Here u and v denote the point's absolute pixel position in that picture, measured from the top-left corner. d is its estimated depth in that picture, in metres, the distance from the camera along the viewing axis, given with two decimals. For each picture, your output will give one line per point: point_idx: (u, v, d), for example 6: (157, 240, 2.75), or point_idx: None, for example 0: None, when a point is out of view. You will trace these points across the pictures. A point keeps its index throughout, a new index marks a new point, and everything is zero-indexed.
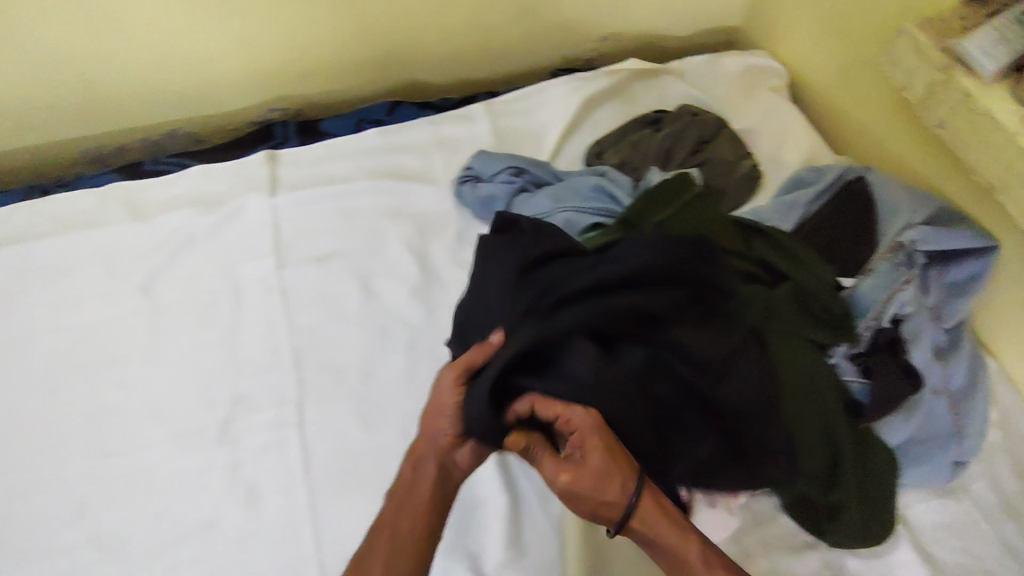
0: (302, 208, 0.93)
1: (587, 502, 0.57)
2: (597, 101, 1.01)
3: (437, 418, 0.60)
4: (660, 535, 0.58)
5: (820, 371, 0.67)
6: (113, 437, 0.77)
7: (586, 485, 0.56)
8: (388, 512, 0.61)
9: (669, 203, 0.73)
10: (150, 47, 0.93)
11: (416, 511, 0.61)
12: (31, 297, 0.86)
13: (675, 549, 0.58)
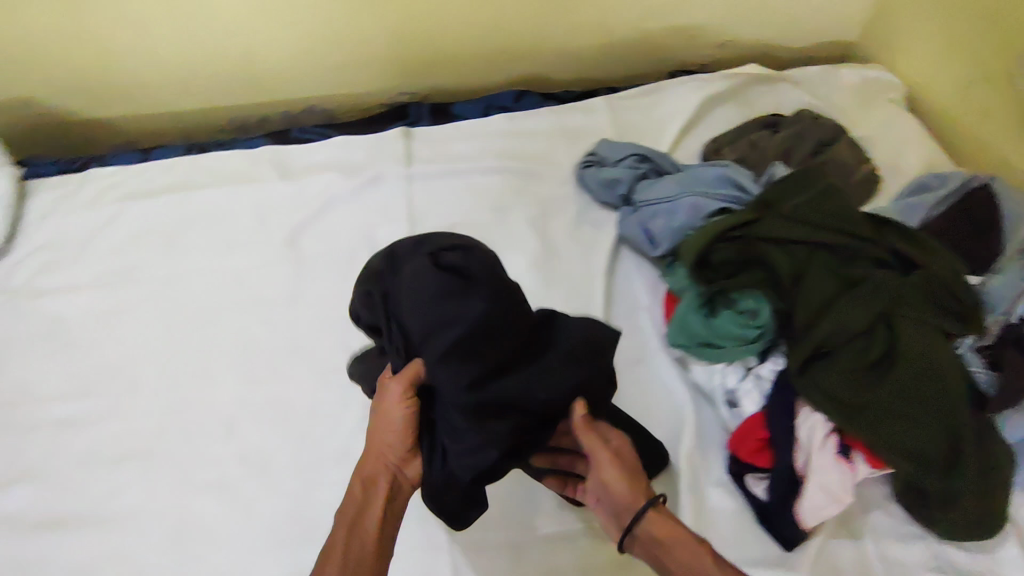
0: (433, 181, 1.00)
1: (622, 485, 0.63)
2: (715, 102, 1.05)
3: (380, 437, 0.63)
4: (668, 532, 0.61)
5: (946, 357, 0.69)
6: (261, 369, 0.85)
7: (628, 472, 0.64)
8: (341, 534, 0.61)
9: (801, 191, 0.78)
10: (297, 27, 1.03)
11: (365, 534, 0.62)
12: (188, 238, 0.94)
13: (681, 548, 0.60)
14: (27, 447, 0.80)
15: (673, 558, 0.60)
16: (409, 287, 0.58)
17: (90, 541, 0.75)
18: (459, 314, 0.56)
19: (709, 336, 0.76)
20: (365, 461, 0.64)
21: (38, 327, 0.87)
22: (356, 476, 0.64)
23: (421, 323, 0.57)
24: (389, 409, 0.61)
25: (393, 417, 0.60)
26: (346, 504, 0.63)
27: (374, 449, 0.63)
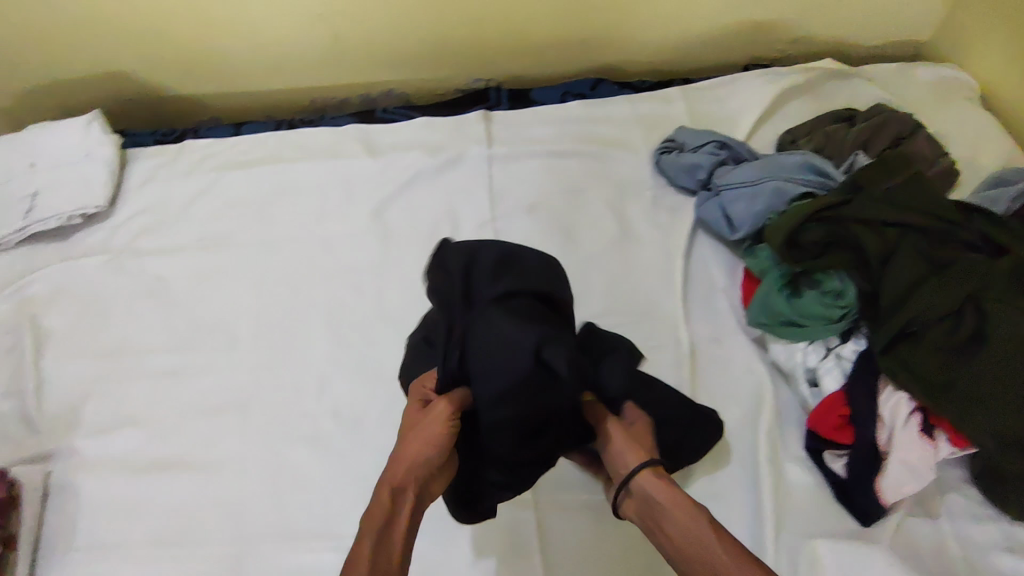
0: (513, 162, 1.03)
1: (622, 446, 0.64)
2: (789, 96, 1.07)
3: (415, 446, 0.60)
4: (663, 490, 0.61)
5: None
6: (351, 333, 0.88)
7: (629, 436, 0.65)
8: (366, 539, 0.56)
9: (892, 175, 0.80)
10: (386, 15, 1.06)
11: (393, 542, 0.57)
12: (279, 209, 0.99)
13: (675, 506, 0.59)
14: (131, 395, 0.84)
15: (665, 515, 0.59)
16: (488, 332, 0.59)
17: (191, 485, 0.79)
18: (531, 370, 0.58)
19: (792, 315, 0.78)
20: (391, 470, 0.60)
21: (140, 286, 0.92)
22: (382, 484, 0.60)
23: (492, 373, 0.58)
24: (433, 420, 0.61)
25: (437, 428, 0.60)
26: (373, 508, 0.58)
27: (410, 458, 0.60)
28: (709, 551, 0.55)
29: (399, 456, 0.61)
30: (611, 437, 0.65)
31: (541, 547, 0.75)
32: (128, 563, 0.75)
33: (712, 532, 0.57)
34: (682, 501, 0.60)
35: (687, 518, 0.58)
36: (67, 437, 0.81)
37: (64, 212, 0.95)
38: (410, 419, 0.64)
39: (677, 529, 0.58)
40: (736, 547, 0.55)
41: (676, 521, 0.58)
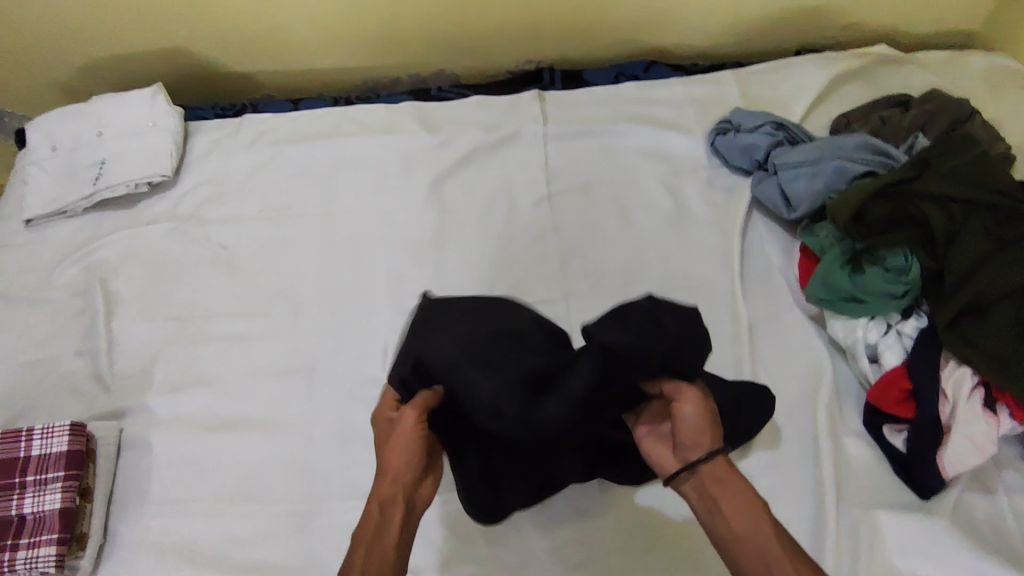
0: (568, 141, 1.04)
1: (696, 422, 0.59)
2: (842, 80, 1.08)
3: (390, 458, 0.60)
4: (733, 476, 0.57)
5: None
6: (412, 303, 0.90)
7: (703, 411, 0.60)
8: (361, 548, 0.56)
9: (960, 152, 0.80)
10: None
11: (387, 547, 0.56)
12: (339, 181, 1.01)
13: (743, 495, 0.56)
14: (201, 358, 0.86)
15: (732, 501, 0.56)
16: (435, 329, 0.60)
17: (258, 444, 0.80)
18: (495, 403, 0.55)
19: (853, 291, 0.80)
20: (377, 484, 0.60)
21: (206, 253, 0.94)
22: (371, 498, 0.59)
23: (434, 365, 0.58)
24: (400, 429, 0.60)
25: (404, 437, 0.59)
26: (363, 521, 0.58)
27: (385, 468, 0.59)
28: (774, 553, 0.52)
29: (382, 470, 0.60)
30: (684, 410, 0.59)
31: (602, 512, 0.76)
32: (199, 516, 0.76)
33: (778, 532, 0.54)
34: (750, 491, 0.56)
35: (755, 511, 0.55)
36: (138, 396, 0.84)
37: (132, 179, 0.97)
38: (382, 434, 0.64)
39: (746, 521, 0.54)
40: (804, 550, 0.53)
41: (743, 510, 0.55)
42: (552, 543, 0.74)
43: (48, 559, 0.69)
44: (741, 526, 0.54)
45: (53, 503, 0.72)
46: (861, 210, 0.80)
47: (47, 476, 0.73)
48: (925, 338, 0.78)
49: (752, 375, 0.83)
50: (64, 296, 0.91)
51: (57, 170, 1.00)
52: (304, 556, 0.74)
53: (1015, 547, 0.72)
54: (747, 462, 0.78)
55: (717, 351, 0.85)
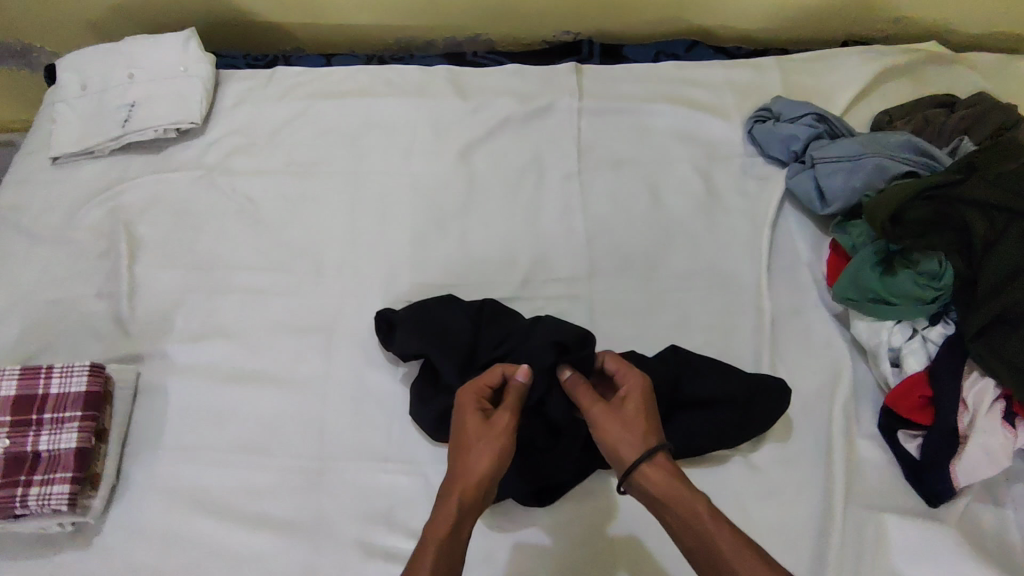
0: (603, 118, 1.02)
1: (616, 434, 0.63)
2: (888, 76, 1.05)
3: (481, 463, 0.61)
4: (672, 484, 0.59)
5: None
6: (433, 271, 0.90)
7: (614, 421, 0.63)
8: (435, 550, 0.57)
9: (1011, 159, 0.78)
10: None
11: (453, 555, 0.57)
12: (368, 141, 0.99)
13: (683, 505, 0.58)
14: (221, 308, 0.87)
15: (672, 513, 0.58)
16: (448, 320, 0.78)
17: (274, 399, 0.81)
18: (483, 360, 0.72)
19: (883, 292, 0.79)
20: (457, 484, 0.60)
21: (230, 204, 0.94)
22: (451, 498, 0.59)
23: (443, 345, 0.76)
24: (497, 439, 0.62)
25: (496, 445, 0.62)
26: (439, 521, 0.58)
27: (471, 472, 0.61)
28: (720, 549, 0.56)
29: (463, 470, 0.61)
30: (603, 430, 0.64)
31: (609, 493, 0.76)
32: (212, 465, 0.77)
33: (719, 537, 0.56)
34: (689, 496, 0.58)
35: (695, 520, 0.57)
36: (158, 342, 0.84)
37: (161, 124, 0.96)
38: (469, 424, 0.64)
39: (689, 532, 0.57)
40: (753, 554, 0.55)
41: (684, 520, 0.58)
42: (557, 519, 0.75)
43: (61, 498, 0.70)
44: (683, 526, 0.58)
45: (69, 443, 0.73)
46: (898, 209, 0.78)
47: (64, 414, 0.74)
48: (949, 346, 0.77)
49: (771, 369, 0.82)
50: (88, 237, 0.92)
51: (85, 109, 0.99)
52: (313, 512, 0.75)
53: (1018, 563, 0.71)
54: (759, 454, 0.78)
55: (737, 343, 0.85)
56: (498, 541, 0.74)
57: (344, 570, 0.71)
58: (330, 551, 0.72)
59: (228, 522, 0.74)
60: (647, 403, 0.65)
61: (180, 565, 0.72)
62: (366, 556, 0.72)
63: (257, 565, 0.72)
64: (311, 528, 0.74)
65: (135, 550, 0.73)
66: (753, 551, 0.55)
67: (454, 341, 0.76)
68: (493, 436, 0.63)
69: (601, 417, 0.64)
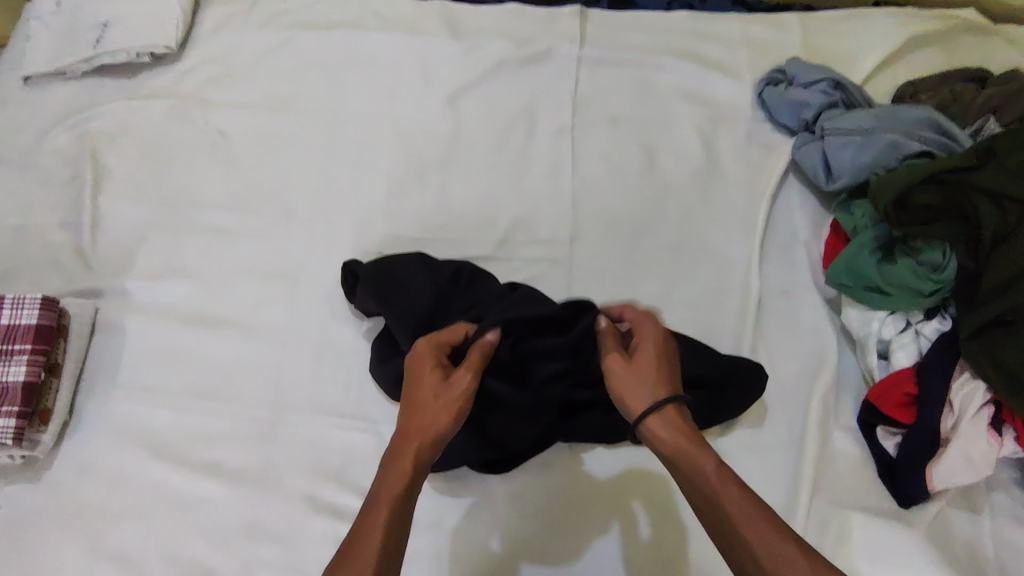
0: (603, 69, 0.95)
1: (632, 386, 0.60)
2: (919, 43, 0.96)
3: (432, 418, 0.58)
4: (684, 443, 0.56)
5: None
6: (407, 222, 0.85)
7: (625, 371, 0.61)
8: (387, 508, 0.53)
9: None
10: None
11: (408, 511, 0.54)
12: (351, 78, 0.94)
13: (688, 462, 0.55)
14: (186, 247, 0.84)
15: (680, 469, 0.56)
16: (412, 278, 0.75)
17: (232, 344, 0.79)
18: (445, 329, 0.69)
19: (878, 279, 0.74)
20: (410, 438, 0.57)
21: (203, 138, 0.90)
22: (407, 450, 0.56)
23: (405, 304, 0.72)
24: (456, 394, 0.59)
25: (455, 395, 0.59)
26: (395, 472, 0.55)
27: (426, 431, 0.58)
28: (723, 508, 0.52)
29: (420, 423, 0.58)
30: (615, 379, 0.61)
31: (568, 467, 0.73)
32: (164, 407, 0.76)
33: (721, 496, 0.53)
34: (701, 454, 0.55)
35: (704, 480, 0.54)
36: (120, 278, 0.82)
37: (133, 47, 0.92)
38: (428, 380, 0.60)
39: (699, 492, 0.54)
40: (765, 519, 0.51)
41: (691, 479, 0.55)
42: (511, 489, 0.72)
43: (6, 431, 0.70)
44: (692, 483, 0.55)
45: (16, 376, 0.72)
46: (904, 192, 0.72)
47: (14, 346, 0.73)
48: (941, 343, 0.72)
49: (751, 351, 0.78)
50: (55, 162, 0.89)
51: (58, 25, 0.95)
52: (263, 462, 0.73)
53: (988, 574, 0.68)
54: (728, 439, 0.75)
55: (719, 321, 0.80)
56: (448, 507, 0.72)
57: (288, 524, 0.70)
58: (276, 504, 0.71)
59: (177, 466, 0.73)
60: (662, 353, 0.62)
61: (126, 505, 0.71)
62: (311, 511, 0.70)
63: (201, 512, 0.71)
64: (258, 478, 0.72)
65: (83, 486, 0.72)
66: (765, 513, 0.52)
67: (416, 300, 0.73)
68: (452, 391, 0.59)
69: (614, 365, 0.62)
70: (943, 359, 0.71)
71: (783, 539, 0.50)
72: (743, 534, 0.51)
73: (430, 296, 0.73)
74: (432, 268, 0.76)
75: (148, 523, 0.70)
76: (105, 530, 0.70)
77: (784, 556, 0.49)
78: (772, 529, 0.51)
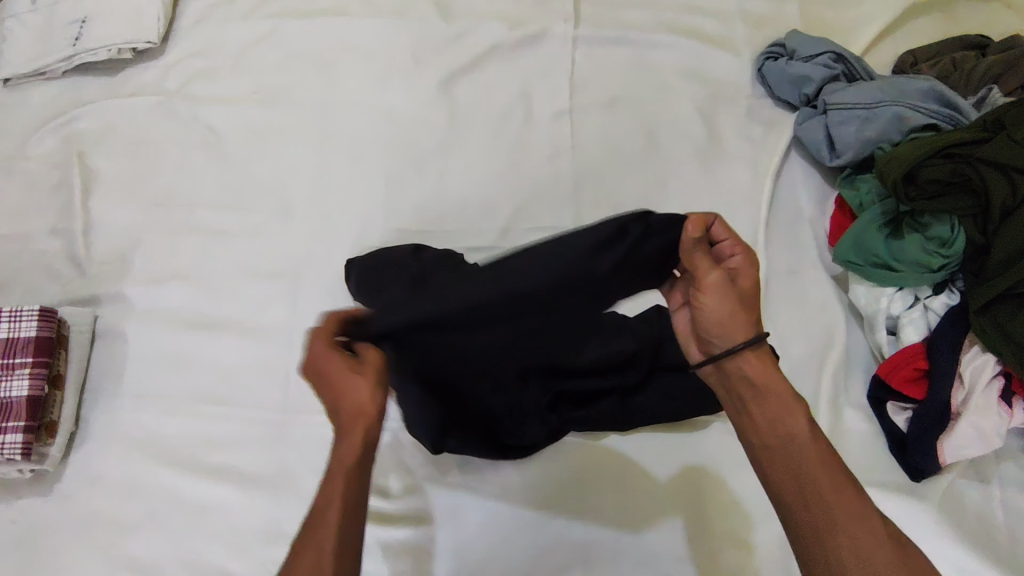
0: (599, 49, 0.93)
1: (722, 314, 0.54)
2: (915, 12, 0.95)
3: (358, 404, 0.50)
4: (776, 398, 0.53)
5: None
6: (408, 213, 0.84)
7: (723, 300, 0.54)
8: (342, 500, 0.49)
9: None
10: None
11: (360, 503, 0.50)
12: (341, 67, 0.91)
13: (783, 423, 0.52)
14: (182, 249, 0.82)
15: (774, 430, 0.52)
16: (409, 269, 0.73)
17: (236, 347, 0.77)
18: None
19: (886, 255, 0.74)
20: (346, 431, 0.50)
21: (192, 135, 0.88)
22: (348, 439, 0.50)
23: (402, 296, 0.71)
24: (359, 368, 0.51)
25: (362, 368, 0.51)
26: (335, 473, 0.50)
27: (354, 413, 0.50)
28: (817, 482, 0.49)
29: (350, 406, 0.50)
30: (713, 302, 0.54)
31: (585, 458, 0.73)
32: (171, 414, 0.75)
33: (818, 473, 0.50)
34: (798, 420, 0.52)
35: (802, 449, 0.51)
36: (117, 283, 0.81)
37: (114, 44, 0.89)
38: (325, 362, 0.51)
39: (778, 435, 0.52)
40: (845, 477, 0.50)
41: (780, 440, 0.51)
42: (528, 480, 0.72)
43: (14, 447, 0.69)
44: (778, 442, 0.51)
45: (20, 391, 0.71)
46: (914, 165, 0.71)
47: (15, 361, 0.72)
48: (948, 318, 0.72)
49: None
50: (41, 167, 0.87)
51: (36, 24, 0.92)
52: (275, 465, 0.72)
53: (1001, 543, 0.69)
54: None
55: None
56: (465, 501, 0.71)
57: None
58: (291, 505, 0.70)
59: (187, 473, 0.72)
60: (755, 290, 0.56)
61: (138, 514, 0.71)
62: None
63: (217, 518, 0.70)
64: (272, 481, 0.71)
65: (94, 497, 0.72)
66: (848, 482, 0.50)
67: None
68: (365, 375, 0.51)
69: (713, 282, 0.55)
70: (952, 333, 0.71)
71: (865, 507, 0.49)
72: (836, 517, 0.48)
73: None
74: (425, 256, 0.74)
75: (164, 531, 0.70)
76: (121, 541, 0.69)
77: (871, 535, 0.48)
78: (853, 494, 0.49)
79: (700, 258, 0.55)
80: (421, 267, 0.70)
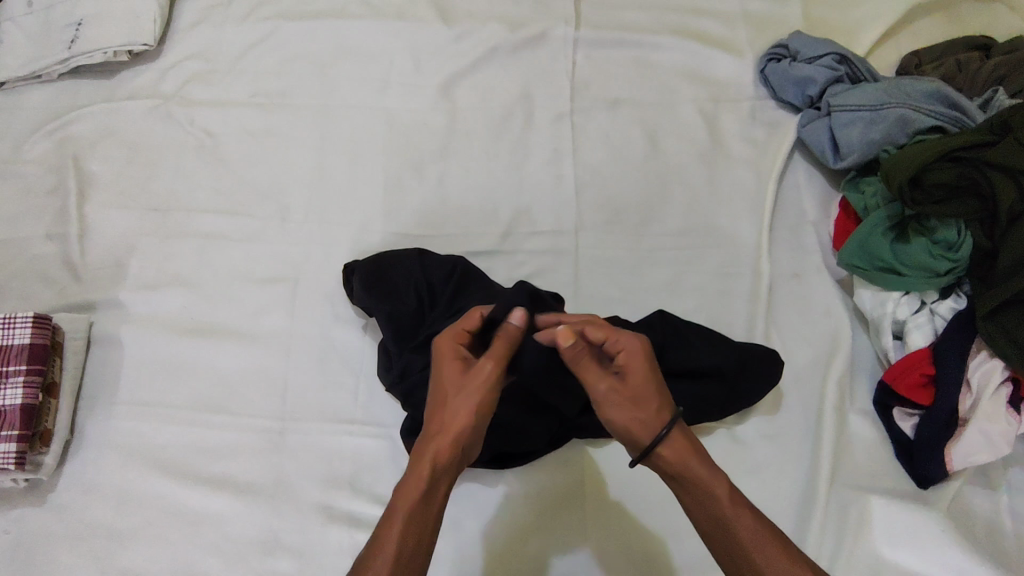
0: (600, 51, 0.92)
1: (623, 418, 0.54)
2: (919, 12, 0.94)
3: (456, 423, 0.54)
4: (690, 471, 0.53)
5: None
6: (407, 218, 0.83)
7: (619, 405, 0.54)
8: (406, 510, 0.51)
9: None
10: None
11: (428, 523, 0.52)
12: (339, 70, 0.90)
13: (698, 488, 0.53)
14: (179, 254, 0.81)
15: (693, 500, 0.53)
16: (407, 276, 0.73)
17: (234, 354, 0.76)
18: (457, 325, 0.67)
19: (891, 259, 0.73)
20: (431, 446, 0.53)
21: (189, 139, 0.87)
22: (427, 453, 0.53)
23: (398, 302, 0.71)
24: (473, 390, 0.55)
25: (476, 394, 0.55)
26: (410, 480, 0.52)
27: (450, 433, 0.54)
28: (740, 540, 0.51)
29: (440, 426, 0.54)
30: (610, 412, 0.54)
31: (586, 467, 0.72)
32: (168, 422, 0.74)
33: (736, 523, 0.51)
34: (714, 485, 0.52)
35: (723, 515, 0.52)
36: (113, 289, 0.80)
37: (109, 46, 0.88)
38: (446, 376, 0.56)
39: (707, 514, 0.52)
40: (774, 543, 0.50)
41: (697, 499, 0.53)
42: (528, 489, 0.71)
43: (7, 456, 0.68)
44: (699, 507, 0.53)
45: (13, 399, 0.70)
46: (918, 169, 0.70)
47: (9, 368, 0.71)
48: (955, 323, 0.71)
49: (764, 337, 0.77)
50: (36, 171, 0.86)
51: (31, 27, 0.91)
52: (273, 473, 0.71)
53: (1009, 551, 0.68)
54: (746, 427, 0.74)
55: (732, 308, 0.79)
56: (466, 510, 0.70)
57: (304, 535, 0.68)
58: (289, 515, 0.69)
59: (184, 483, 0.71)
60: (649, 379, 0.55)
61: (135, 524, 0.70)
62: (326, 521, 0.68)
63: (214, 528, 0.69)
64: (269, 491, 0.70)
65: (90, 507, 0.71)
66: (781, 550, 0.50)
67: (409, 303, 0.71)
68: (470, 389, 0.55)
69: (605, 391, 0.54)
70: (962, 339, 0.70)
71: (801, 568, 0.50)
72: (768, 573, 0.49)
73: (425, 297, 0.72)
74: (425, 265, 0.74)
75: (159, 541, 0.69)
76: (117, 552, 0.68)
77: None
78: (788, 556, 0.50)
79: (588, 369, 0.55)
80: (429, 283, 0.73)
